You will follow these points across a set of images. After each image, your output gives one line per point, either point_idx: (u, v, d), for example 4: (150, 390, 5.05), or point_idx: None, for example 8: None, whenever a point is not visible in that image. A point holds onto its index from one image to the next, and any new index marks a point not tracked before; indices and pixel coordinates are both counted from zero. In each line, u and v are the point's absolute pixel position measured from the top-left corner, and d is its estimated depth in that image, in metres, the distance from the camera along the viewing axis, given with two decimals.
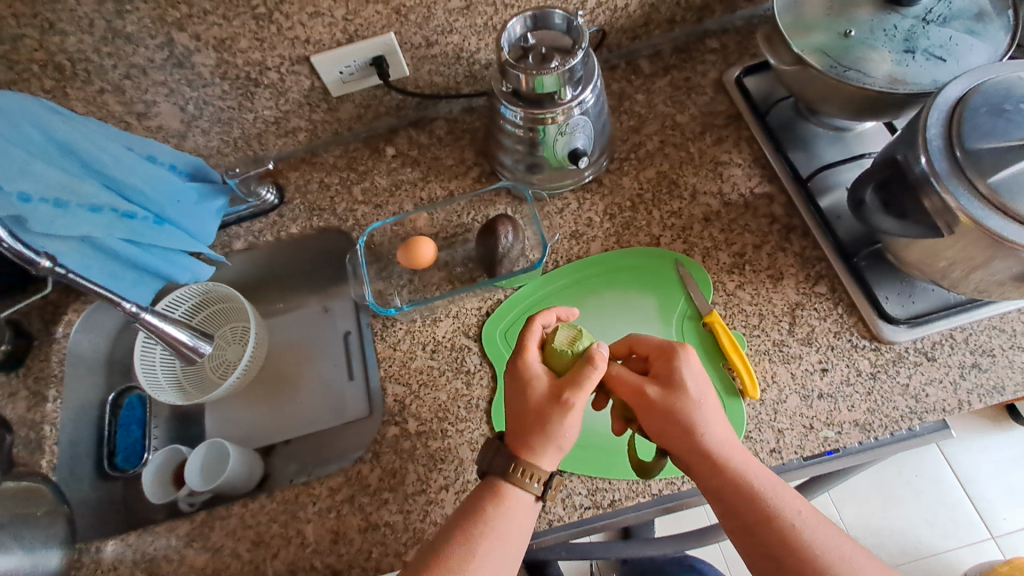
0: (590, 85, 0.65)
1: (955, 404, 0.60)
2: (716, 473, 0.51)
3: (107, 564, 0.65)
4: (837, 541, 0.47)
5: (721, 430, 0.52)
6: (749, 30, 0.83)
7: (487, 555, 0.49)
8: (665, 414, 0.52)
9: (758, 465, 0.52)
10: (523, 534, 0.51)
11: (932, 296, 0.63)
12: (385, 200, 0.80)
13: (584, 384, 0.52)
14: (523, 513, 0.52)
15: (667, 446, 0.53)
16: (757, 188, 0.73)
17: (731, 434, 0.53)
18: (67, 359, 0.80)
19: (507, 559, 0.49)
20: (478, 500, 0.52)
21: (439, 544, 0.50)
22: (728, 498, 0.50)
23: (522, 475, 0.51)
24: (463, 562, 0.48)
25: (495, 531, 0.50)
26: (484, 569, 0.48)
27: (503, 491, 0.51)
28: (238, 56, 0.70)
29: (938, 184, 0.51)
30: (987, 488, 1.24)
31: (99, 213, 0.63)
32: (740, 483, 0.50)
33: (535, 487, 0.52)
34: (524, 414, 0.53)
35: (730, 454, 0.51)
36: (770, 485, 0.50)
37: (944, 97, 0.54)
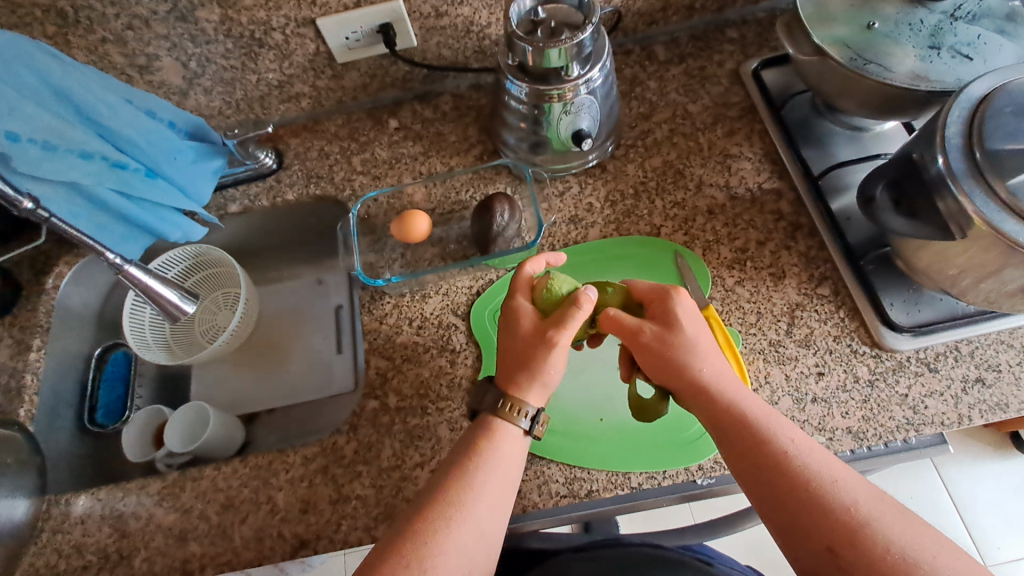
0: (599, 64, 0.63)
1: (954, 418, 0.58)
2: (710, 403, 0.50)
3: (76, 517, 0.65)
4: (869, 494, 0.44)
5: (718, 363, 0.52)
6: (770, 22, 0.80)
7: (482, 490, 0.49)
8: (661, 345, 0.52)
9: (754, 397, 0.51)
10: (517, 471, 0.51)
11: (939, 306, 0.61)
12: (384, 172, 0.78)
13: (567, 324, 0.52)
14: (515, 448, 0.52)
15: (659, 380, 0.53)
16: (766, 183, 0.70)
17: (728, 368, 0.53)
18: (55, 311, 0.80)
19: (503, 495, 0.50)
20: (470, 439, 0.52)
21: (436, 483, 0.50)
22: (722, 426, 0.49)
23: (511, 410, 0.52)
24: (458, 495, 0.48)
25: (491, 467, 0.50)
26: (480, 503, 0.48)
27: (495, 428, 0.52)
28: (242, 14, 0.68)
29: (954, 185, 0.49)
30: (985, 515, 1.21)
31: (89, 159, 0.62)
32: (734, 410, 0.49)
33: (523, 422, 0.52)
34: (513, 354, 0.54)
35: (725, 384, 0.51)
36: (764, 414, 0.49)
37: (967, 95, 0.51)
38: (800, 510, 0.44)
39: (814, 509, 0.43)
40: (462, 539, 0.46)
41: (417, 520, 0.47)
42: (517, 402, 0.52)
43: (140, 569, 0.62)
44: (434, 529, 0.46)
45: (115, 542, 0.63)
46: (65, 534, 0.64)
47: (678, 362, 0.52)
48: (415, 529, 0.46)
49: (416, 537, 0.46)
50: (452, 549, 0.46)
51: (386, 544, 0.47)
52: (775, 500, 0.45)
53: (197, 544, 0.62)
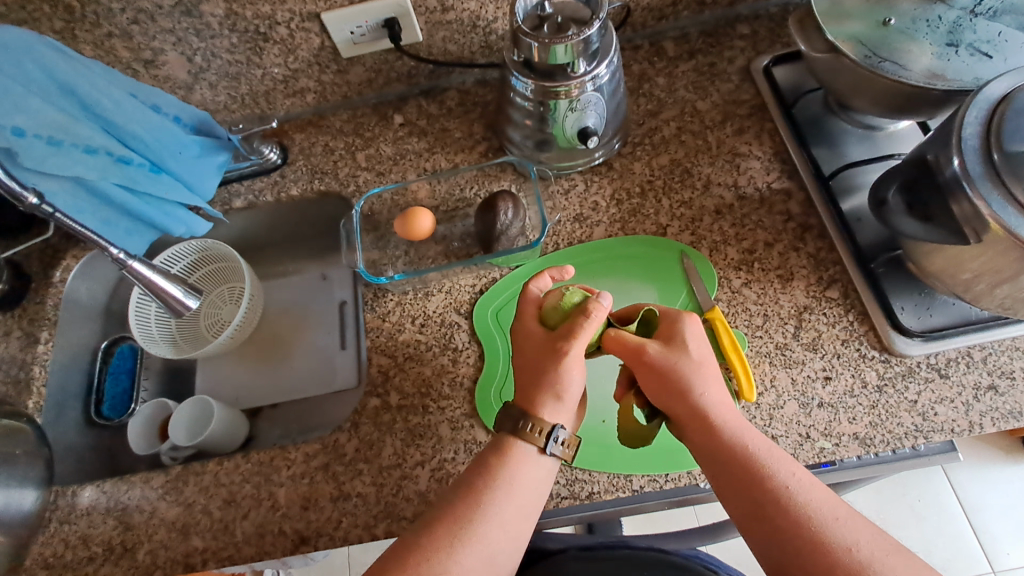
0: (606, 59, 0.61)
1: (965, 426, 0.56)
2: (708, 437, 0.50)
3: (81, 509, 0.65)
4: (871, 537, 0.43)
5: (717, 394, 0.51)
6: (783, 17, 0.78)
7: (496, 515, 0.48)
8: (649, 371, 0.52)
9: (751, 429, 0.50)
10: (535, 499, 0.51)
11: (951, 310, 0.59)
12: (388, 168, 0.78)
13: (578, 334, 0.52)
14: (534, 470, 0.51)
15: (663, 403, 0.52)
16: (775, 183, 0.69)
17: (726, 397, 0.52)
18: (63, 304, 0.81)
19: (517, 522, 0.49)
20: (488, 460, 0.51)
21: (450, 500, 0.50)
22: (720, 461, 0.49)
23: (532, 430, 0.51)
24: (472, 517, 0.48)
25: (506, 492, 0.49)
26: (494, 528, 0.48)
27: (513, 451, 0.51)
28: (247, 8, 0.68)
29: (970, 187, 0.47)
30: (994, 519, 1.19)
31: (93, 155, 0.62)
32: (733, 445, 0.48)
33: (542, 441, 0.51)
34: (529, 370, 0.53)
35: (724, 416, 0.50)
36: (764, 448, 0.48)
37: (986, 94, 0.50)
38: (800, 552, 0.43)
39: (813, 551, 0.43)
40: (469, 562, 0.46)
41: (426, 538, 0.47)
42: (538, 420, 0.51)
43: (143, 562, 0.62)
44: (440, 549, 0.46)
45: (119, 534, 0.64)
46: (71, 525, 0.65)
47: (674, 394, 0.51)
48: (423, 546, 0.47)
49: (423, 555, 0.46)
50: (459, 571, 0.46)
51: (395, 555, 0.47)
52: (774, 539, 0.45)
53: (199, 539, 0.62)
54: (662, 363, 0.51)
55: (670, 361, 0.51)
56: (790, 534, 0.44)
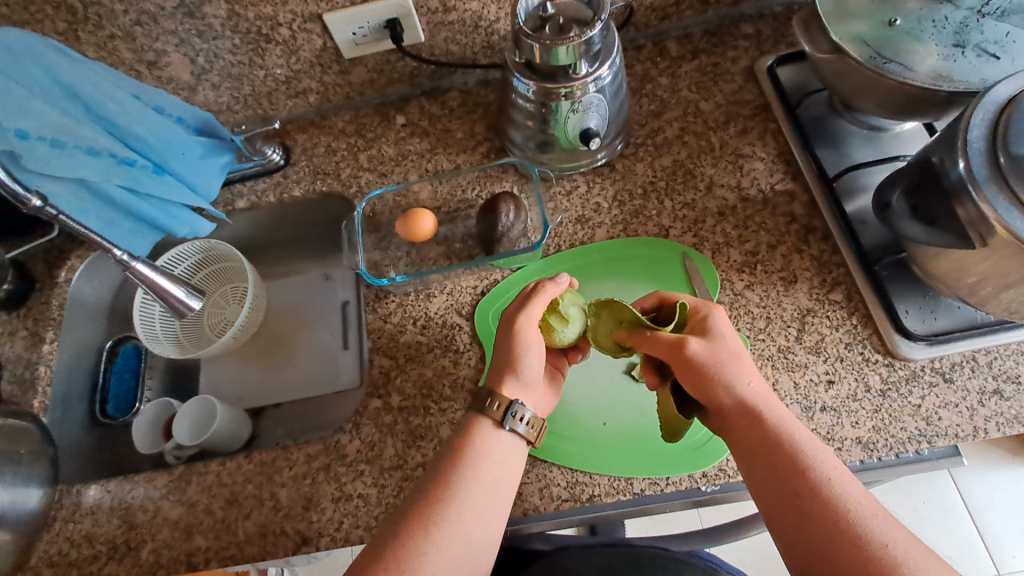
0: (608, 61, 0.61)
1: (969, 430, 0.56)
2: (746, 429, 0.49)
3: (86, 508, 0.66)
4: (908, 540, 0.42)
5: (758, 387, 0.50)
6: (788, 16, 0.77)
7: (468, 494, 0.49)
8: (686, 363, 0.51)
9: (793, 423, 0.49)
10: (505, 478, 0.51)
11: (956, 314, 0.59)
12: (390, 169, 0.78)
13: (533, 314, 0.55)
14: (498, 447, 0.52)
15: (700, 394, 0.51)
16: (778, 185, 0.68)
17: (768, 391, 0.51)
18: (68, 304, 0.81)
19: (489, 501, 0.50)
20: (455, 442, 0.52)
21: (418, 489, 0.50)
22: (757, 453, 0.48)
23: (497, 408, 0.52)
24: (441, 498, 0.48)
25: (477, 471, 0.50)
26: (465, 506, 0.48)
27: (479, 432, 0.52)
28: (249, 9, 0.68)
29: (975, 190, 0.46)
30: (1003, 520, 1.18)
31: (96, 156, 0.62)
32: (773, 437, 0.48)
33: (503, 418, 0.52)
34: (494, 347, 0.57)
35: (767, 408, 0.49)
36: (806, 443, 0.47)
37: (993, 96, 0.49)
38: (833, 548, 0.42)
39: (847, 547, 0.42)
40: (447, 542, 0.46)
41: (401, 523, 0.47)
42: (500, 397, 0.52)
43: (146, 561, 0.63)
44: (416, 532, 0.46)
45: (123, 533, 0.64)
46: (76, 524, 0.66)
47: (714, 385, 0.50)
48: (397, 532, 0.47)
49: (400, 541, 0.46)
50: (438, 552, 0.46)
51: (373, 550, 0.47)
52: (806, 533, 0.44)
53: (202, 538, 0.62)
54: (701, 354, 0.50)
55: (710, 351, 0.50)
56: (824, 528, 0.43)
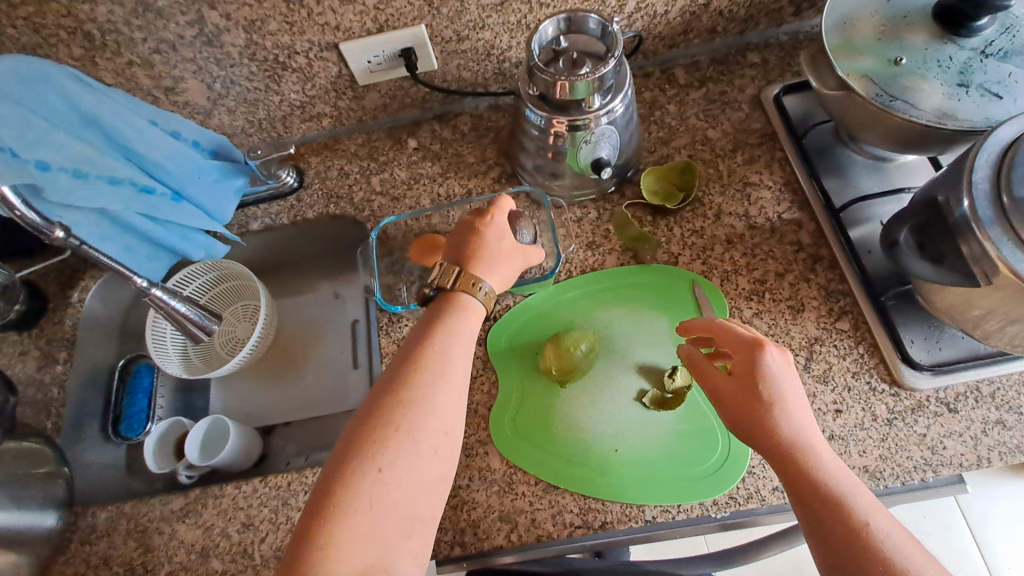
0: (621, 94, 0.62)
1: (973, 460, 0.57)
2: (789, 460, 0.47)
3: (102, 530, 0.67)
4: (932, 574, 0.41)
5: (805, 417, 0.49)
6: (793, 46, 0.79)
7: (395, 436, 0.47)
8: (749, 379, 0.50)
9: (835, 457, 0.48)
10: (446, 403, 0.50)
11: (960, 344, 0.60)
12: (402, 193, 0.79)
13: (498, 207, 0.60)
14: (448, 388, 0.50)
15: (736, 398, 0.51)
16: (785, 214, 0.70)
17: (813, 427, 0.50)
18: (80, 324, 0.83)
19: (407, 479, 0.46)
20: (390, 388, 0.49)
21: (351, 446, 0.47)
22: (793, 473, 0.47)
23: (472, 284, 0.55)
24: (377, 459, 0.45)
25: (402, 399, 0.48)
26: (400, 471, 0.46)
27: (454, 305, 0.55)
28: (267, 38, 0.69)
29: (979, 230, 0.48)
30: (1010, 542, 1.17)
31: (118, 185, 0.64)
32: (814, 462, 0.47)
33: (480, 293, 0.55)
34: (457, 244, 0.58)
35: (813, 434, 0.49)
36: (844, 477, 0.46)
37: (996, 137, 0.50)
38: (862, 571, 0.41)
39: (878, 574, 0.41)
40: (379, 515, 0.44)
41: (328, 490, 0.45)
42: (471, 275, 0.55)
43: None
44: (345, 509, 0.44)
45: (140, 556, 0.65)
46: (93, 545, 0.67)
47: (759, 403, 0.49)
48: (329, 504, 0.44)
49: (321, 513, 0.43)
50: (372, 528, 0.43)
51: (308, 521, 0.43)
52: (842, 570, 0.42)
53: (218, 561, 0.63)
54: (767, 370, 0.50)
55: (776, 371, 0.50)
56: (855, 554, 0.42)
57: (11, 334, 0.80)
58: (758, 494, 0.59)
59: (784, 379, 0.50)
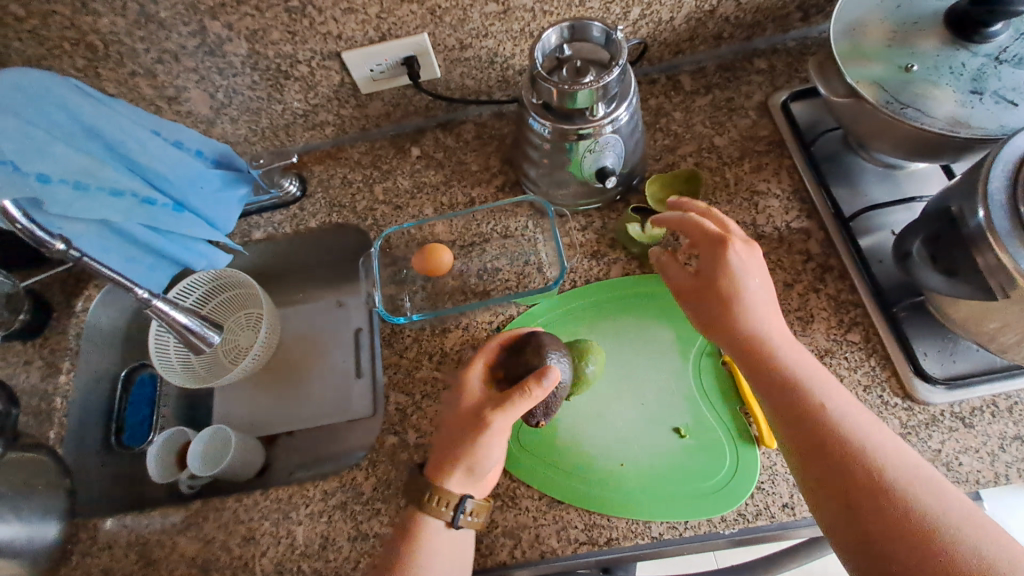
0: (625, 102, 0.61)
1: (990, 477, 0.56)
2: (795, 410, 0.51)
3: (103, 542, 0.67)
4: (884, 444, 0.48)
5: (796, 354, 0.54)
6: (801, 52, 0.78)
7: None
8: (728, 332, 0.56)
9: (837, 387, 0.52)
10: (450, 553, 0.54)
11: (975, 357, 0.59)
12: (406, 202, 0.79)
13: (509, 408, 0.53)
14: (444, 542, 0.54)
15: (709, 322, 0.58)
16: (794, 223, 0.68)
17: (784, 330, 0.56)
18: (84, 332, 0.82)
19: (437, 540, 0.54)
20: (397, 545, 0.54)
21: None
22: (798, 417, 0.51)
23: (437, 503, 0.54)
24: None
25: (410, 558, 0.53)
26: None
27: (417, 522, 0.54)
28: (270, 48, 0.69)
29: (996, 241, 0.46)
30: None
31: (119, 197, 0.63)
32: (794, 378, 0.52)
33: (449, 514, 0.54)
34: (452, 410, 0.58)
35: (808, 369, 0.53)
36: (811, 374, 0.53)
37: (1011, 146, 0.49)
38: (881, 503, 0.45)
39: (902, 505, 0.44)
40: None
41: None
42: (443, 494, 0.54)
43: None
44: None
45: (140, 569, 0.64)
46: (93, 557, 0.66)
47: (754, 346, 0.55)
48: None
49: None
50: None
51: None
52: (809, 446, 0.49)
53: None
54: (733, 291, 0.56)
55: (750, 299, 0.56)
56: (874, 491, 0.45)
57: (15, 343, 0.80)
58: (767, 510, 0.58)
59: (758, 314, 0.55)
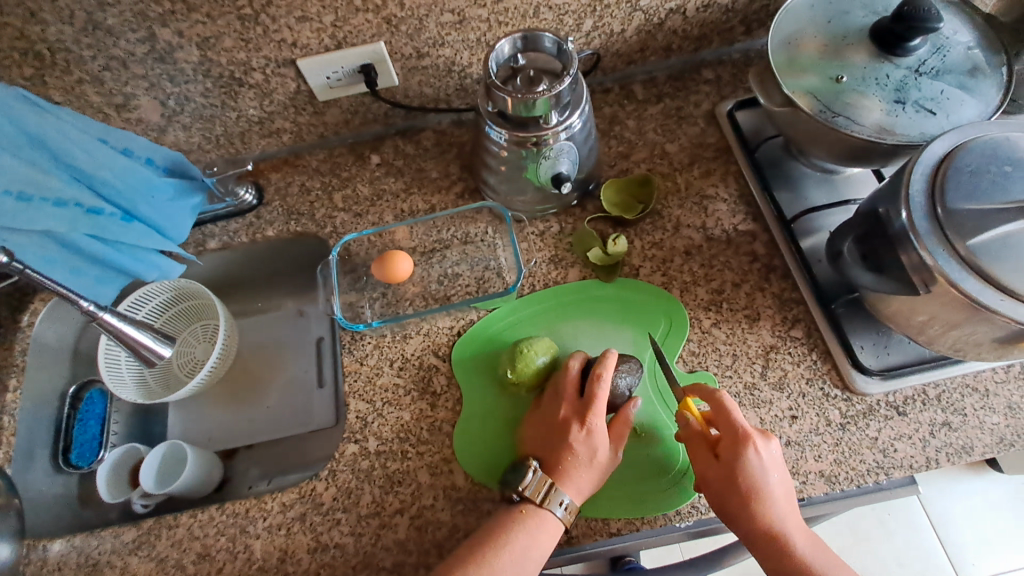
0: (578, 110, 0.63)
1: (922, 461, 0.59)
2: (779, 551, 0.54)
3: (51, 564, 0.64)
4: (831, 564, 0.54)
5: (790, 505, 0.55)
6: (745, 63, 0.82)
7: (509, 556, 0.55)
8: (732, 484, 0.55)
9: (806, 529, 0.55)
10: (544, 546, 0.56)
11: (907, 349, 0.62)
12: (365, 210, 0.78)
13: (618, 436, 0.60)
14: (546, 535, 0.57)
15: (702, 456, 0.57)
16: (740, 226, 0.71)
17: (773, 460, 0.56)
18: (30, 349, 0.79)
19: (548, 535, 0.57)
20: (502, 519, 0.57)
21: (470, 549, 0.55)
22: (778, 561, 0.54)
23: (552, 500, 0.57)
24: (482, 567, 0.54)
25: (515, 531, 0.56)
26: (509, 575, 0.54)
27: (531, 512, 0.57)
28: (222, 55, 0.68)
29: (917, 241, 0.50)
30: (972, 533, 1.21)
31: (63, 207, 0.62)
32: (768, 514, 0.54)
33: (557, 509, 0.57)
34: (548, 437, 0.61)
35: (767, 482, 0.55)
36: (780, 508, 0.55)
37: (929, 152, 0.53)
38: None
39: None
40: None
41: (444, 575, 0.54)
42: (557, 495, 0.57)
43: None
44: None
45: None
46: None
47: (743, 511, 0.55)
48: None
49: None
50: None
51: None
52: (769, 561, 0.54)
53: None
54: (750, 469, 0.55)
55: (762, 467, 0.55)
56: None
57: None
58: None
59: (772, 472, 0.55)
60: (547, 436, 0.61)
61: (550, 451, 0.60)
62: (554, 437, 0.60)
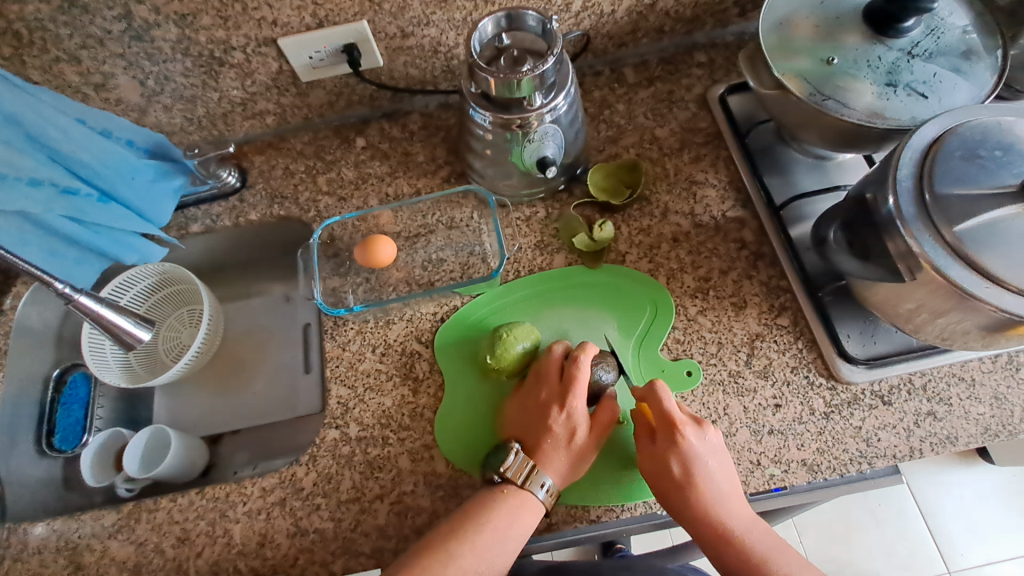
0: (563, 91, 0.62)
1: (906, 451, 0.59)
2: (715, 531, 0.55)
3: (32, 548, 0.64)
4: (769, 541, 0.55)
5: (727, 487, 0.56)
6: (738, 46, 0.80)
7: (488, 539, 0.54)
8: (666, 472, 0.56)
9: (745, 510, 0.56)
10: (524, 526, 0.56)
11: (894, 339, 0.62)
12: (350, 193, 0.77)
13: (596, 423, 0.60)
14: (527, 515, 0.56)
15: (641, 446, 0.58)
16: (729, 212, 0.70)
17: (708, 445, 0.57)
18: (12, 332, 0.78)
19: (529, 516, 0.56)
20: (483, 500, 0.57)
21: (449, 527, 0.55)
22: (716, 543, 0.55)
23: (533, 482, 0.57)
24: (459, 550, 0.54)
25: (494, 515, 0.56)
26: (489, 553, 0.54)
27: (512, 493, 0.57)
28: (201, 33, 0.67)
29: (903, 227, 0.49)
30: (963, 523, 1.21)
31: (38, 187, 0.60)
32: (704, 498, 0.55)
33: (537, 491, 0.57)
34: (530, 421, 0.61)
35: (700, 467, 0.55)
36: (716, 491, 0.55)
37: (919, 137, 0.52)
38: None
39: None
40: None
41: (422, 552, 0.54)
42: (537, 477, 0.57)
43: None
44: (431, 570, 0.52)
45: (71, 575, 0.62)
46: (22, 564, 0.63)
47: (679, 496, 0.55)
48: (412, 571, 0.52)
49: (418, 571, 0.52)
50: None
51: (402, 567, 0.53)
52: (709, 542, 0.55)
53: None
54: (683, 454, 0.55)
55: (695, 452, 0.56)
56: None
57: None
58: None
59: (706, 456, 0.56)
60: (528, 420, 0.61)
61: (531, 434, 0.60)
62: (535, 420, 0.61)
